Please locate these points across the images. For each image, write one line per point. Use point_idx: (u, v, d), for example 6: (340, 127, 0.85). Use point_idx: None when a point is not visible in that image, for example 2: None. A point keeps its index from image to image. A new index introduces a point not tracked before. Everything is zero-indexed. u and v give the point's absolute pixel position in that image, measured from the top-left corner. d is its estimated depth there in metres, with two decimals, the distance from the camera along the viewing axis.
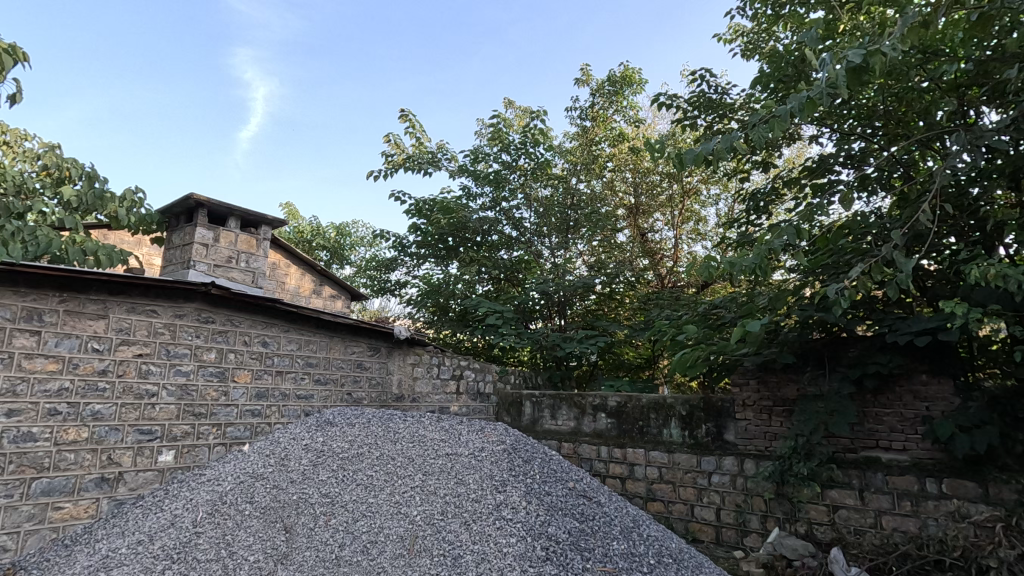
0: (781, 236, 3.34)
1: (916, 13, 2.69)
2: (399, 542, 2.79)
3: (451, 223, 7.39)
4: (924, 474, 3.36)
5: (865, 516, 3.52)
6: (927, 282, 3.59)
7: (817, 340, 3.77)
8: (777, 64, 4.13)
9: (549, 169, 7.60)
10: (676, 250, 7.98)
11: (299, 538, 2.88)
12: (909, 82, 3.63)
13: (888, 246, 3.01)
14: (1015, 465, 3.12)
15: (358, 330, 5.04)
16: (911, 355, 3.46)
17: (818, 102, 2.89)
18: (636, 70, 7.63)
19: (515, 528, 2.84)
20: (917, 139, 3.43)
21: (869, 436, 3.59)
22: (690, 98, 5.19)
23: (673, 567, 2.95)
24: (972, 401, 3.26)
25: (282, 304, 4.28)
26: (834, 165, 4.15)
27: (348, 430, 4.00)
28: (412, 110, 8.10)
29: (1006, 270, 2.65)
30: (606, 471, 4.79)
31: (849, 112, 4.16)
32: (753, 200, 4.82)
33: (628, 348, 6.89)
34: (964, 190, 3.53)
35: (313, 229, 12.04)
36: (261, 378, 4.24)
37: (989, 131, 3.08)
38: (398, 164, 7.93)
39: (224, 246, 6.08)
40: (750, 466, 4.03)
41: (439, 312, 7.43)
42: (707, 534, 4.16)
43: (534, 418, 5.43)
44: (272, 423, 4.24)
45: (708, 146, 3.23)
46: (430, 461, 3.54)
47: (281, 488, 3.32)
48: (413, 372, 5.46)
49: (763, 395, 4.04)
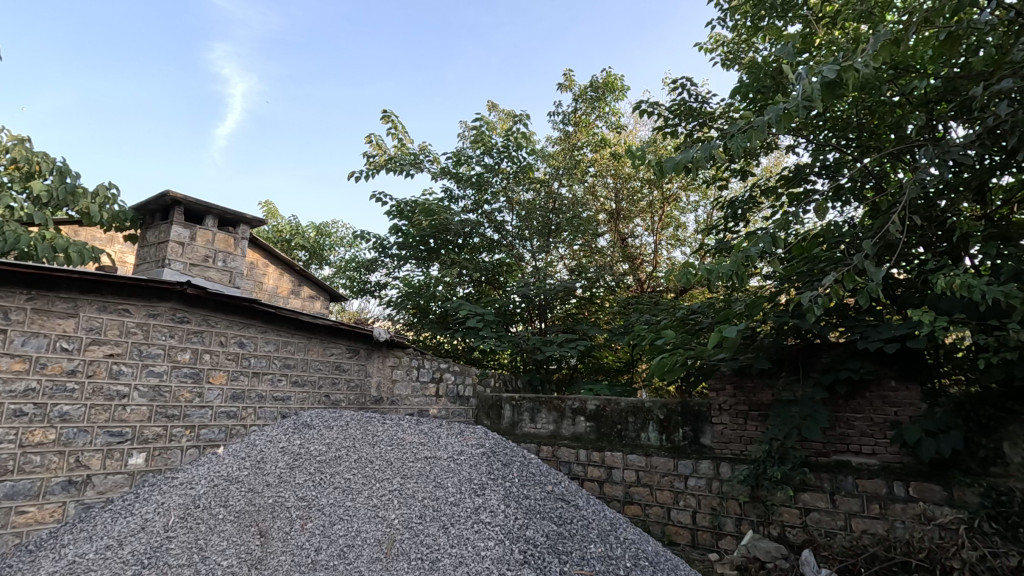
0: (757, 244, 3.41)
1: (887, 31, 2.79)
2: (376, 545, 2.77)
3: (433, 225, 7.35)
4: (893, 478, 3.45)
5: (835, 518, 3.60)
6: (896, 291, 3.68)
7: (792, 346, 3.85)
8: (756, 75, 4.25)
9: (531, 172, 7.69)
10: (655, 255, 8.03)
11: (275, 542, 2.84)
12: (882, 97, 3.73)
13: (859, 255, 3.09)
14: (978, 468, 3.23)
15: (337, 332, 4.99)
16: (881, 361, 3.56)
17: (794, 114, 2.96)
18: (618, 77, 7.77)
19: (493, 531, 2.84)
20: (889, 152, 3.56)
21: (840, 440, 3.67)
22: (671, 106, 5.26)
23: (650, 569, 2.99)
24: (939, 407, 3.36)
25: (260, 304, 4.23)
26: (810, 175, 4.26)
27: (325, 433, 3.96)
28: (395, 111, 8.08)
29: (971, 281, 2.74)
30: (584, 474, 4.82)
31: (825, 124, 4.25)
32: (732, 207, 4.92)
33: (608, 351, 6.92)
34: (932, 202, 3.61)
35: (292, 229, 11.85)
36: (237, 379, 4.16)
37: (956, 146, 3.17)
38: (379, 165, 7.88)
39: (201, 245, 5.98)
40: (726, 470, 4.09)
41: (420, 313, 7.42)
42: (683, 537, 4.21)
43: (514, 422, 5.44)
44: (247, 425, 4.17)
45: (687, 155, 3.28)
46: (408, 464, 3.52)
47: (257, 491, 3.28)
48: (392, 374, 5.44)
49: (739, 399, 4.10)
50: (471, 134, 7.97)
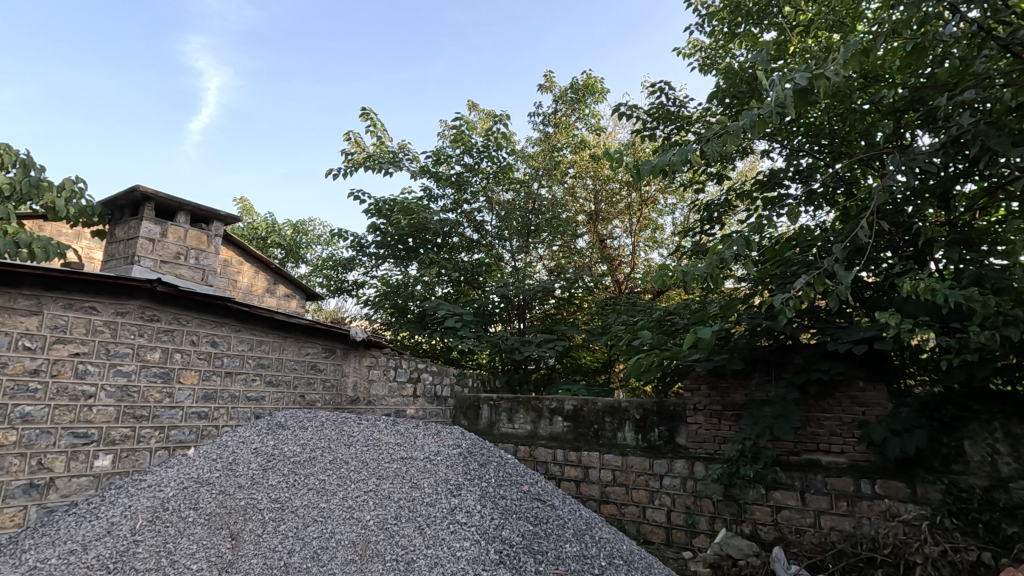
0: (731, 247, 3.47)
1: (857, 41, 2.87)
2: (350, 547, 2.74)
3: (412, 224, 7.30)
4: (860, 476, 3.54)
5: (805, 516, 3.68)
6: (866, 294, 3.78)
7: (765, 347, 3.93)
8: (732, 81, 4.32)
9: (511, 173, 7.69)
10: (633, 257, 8.07)
11: (246, 544, 2.79)
12: (853, 104, 3.83)
13: (829, 259, 3.17)
14: (941, 466, 3.33)
15: (313, 331, 4.93)
16: (851, 362, 3.65)
17: (767, 120, 3.01)
18: (598, 79, 7.83)
19: (469, 532, 2.83)
20: (859, 158, 3.65)
21: (811, 440, 3.75)
22: (650, 110, 5.32)
23: (624, 568, 3.01)
24: (905, 407, 3.46)
25: (234, 303, 4.15)
26: (784, 180, 4.36)
27: (300, 434, 3.90)
28: (374, 109, 8.03)
29: (935, 285, 2.83)
30: (561, 474, 4.85)
31: (799, 129, 4.34)
32: (708, 210, 5.00)
33: (586, 351, 6.94)
34: (900, 208, 3.72)
35: (268, 227, 11.65)
36: (209, 379, 4.08)
37: (922, 154, 3.26)
38: (357, 163, 7.79)
39: (173, 242, 5.84)
40: (700, 469, 4.15)
41: (398, 313, 7.37)
42: (658, 536, 4.26)
43: (491, 422, 5.43)
44: (219, 426, 4.09)
45: (663, 158, 3.32)
46: (384, 465, 3.50)
47: (228, 493, 3.22)
48: (368, 374, 5.39)
49: (713, 399, 4.17)
50: (451, 134, 7.94)
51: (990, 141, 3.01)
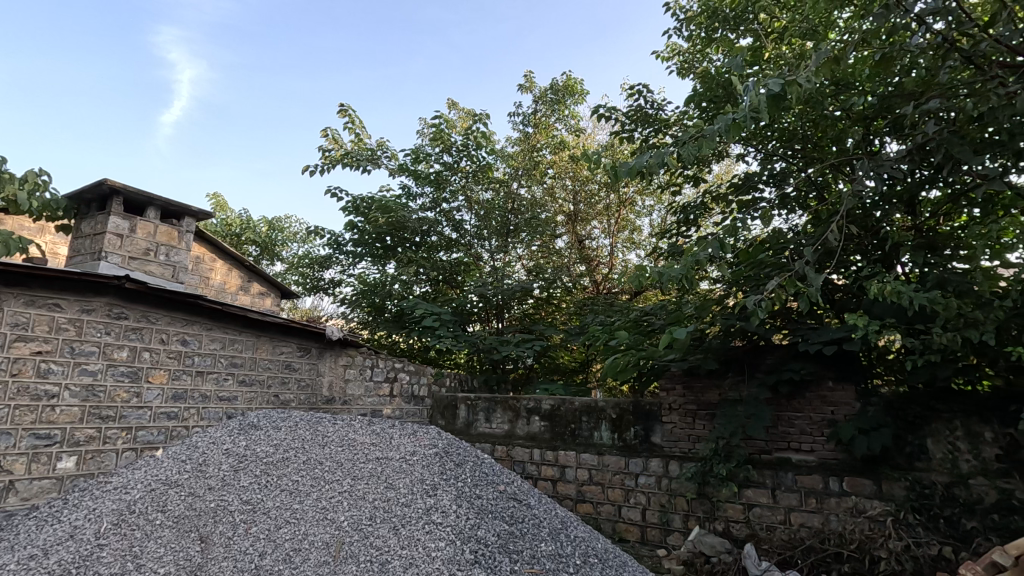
0: (706, 249, 3.52)
1: (827, 49, 2.94)
2: (324, 548, 2.70)
3: (390, 222, 7.24)
4: (828, 473, 3.63)
5: (775, 513, 3.76)
6: (835, 295, 3.87)
7: (738, 348, 3.99)
8: (709, 85, 4.40)
9: (490, 172, 7.69)
10: (611, 257, 8.11)
11: (216, 547, 2.73)
12: (824, 111, 3.92)
13: (801, 261, 3.24)
14: (905, 463, 3.44)
15: (288, 330, 4.85)
16: (821, 362, 3.74)
17: (742, 125, 3.06)
18: (578, 80, 7.87)
19: (444, 532, 2.82)
20: (830, 163, 3.74)
21: (782, 438, 3.83)
22: (628, 112, 5.37)
23: (598, 566, 3.04)
24: (872, 406, 3.56)
25: (205, 301, 4.06)
26: (758, 183, 4.45)
27: (273, 434, 3.84)
28: (352, 105, 7.94)
29: (900, 287, 2.91)
30: (538, 473, 4.86)
31: (773, 134, 4.42)
32: (685, 212, 5.08)
33: (563, 351, 6.97)
34: (868, 213, 3.82)
35: (242, 223, 11.43)
36: (179, 379, 3.99)
37: (890, 160, 3.34)
38: (335, 160, 7.70)
39: (142, 238, 5.69)
40: (674, 468, 4.20)
41: (375, 312, 7.30)
42: (633, 534, 4.30)
43: (468, 421, 5.42)
44: (189, 426, 4.00)
45: (640, 160, 3.35)
46: (359, 465, 3.46)
47: (198, 495, 3.15)
48: (344, 373, 5.32)
49: (688, 399, 4.23)
50: (431, 132, 7.89)
51: (953, 149, 3.12)
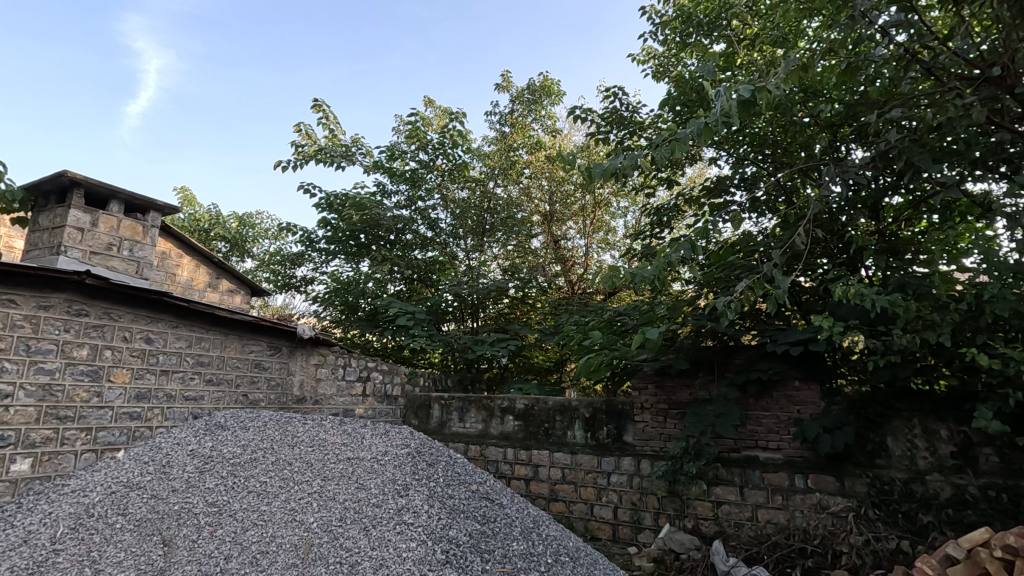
0: (678, 250, 3.58)
1: (796, 57, 3.01)
2: (292, 550, 2.65)
3: (364, 220, 7.16)
4: (794, 471, 3.72)
5: (743, 510, 3.84)
6: (802, 297, 3.96)
7: (709, 348, 4.06)
8: (683, 89, 4.48)
9: (466, 170, 7.67)
10: (586, 258, 8.13)
11: (180, 551, 2.66)
12: (793, 117, 4.01)
13: (769, 264, 3.31)
14: (866, 461, 3.55)
15: (258, 328, 4.76)
16: (788, 363, 3.83)
17: (713, 129, 3.11)
18: (554, 81, 7.91)
19: (415, 532, 2.80)
20: (798, 168, 3.83)
21: (750, 437, 3.92)
22: (604, 114, 5.42)
23: (569, 565, 3.06)
24: (836, 405, 3.67)
25: (171, 297, 3.95)
26: (730, 187, 4.55)
27: (241, 434, 3.76)
28: (327, 101, 7.82)
29: (863, 290, 3.01)
30: (511, 473, 4.87)
31: (744, 139, 4.51)
32: (658, 214, 5.16)
33: (538, 351, 6.98)
34: (834, 217, 3.92)
35: (212, 218, 11.16)
36: (142, 378, 3.87)
37: (854, 166, 3.44)
38: (308, 156, 7.57)
39: (104, 232, 5.51)
40: (646, 466, 4.26)
41: (348, 311, 7.21)
42: (605, 532, 4.34)
43: (442, 421, 5.40)
44: (153, 427, 3.89)
45: (614, 162, 3.38)
46: (330, 466, 3.41)
47: (161, 497, 3.06)
48: (316, 373, 5.24)
49: (659, 398, 4.29)
50: (406, 129, 7.83)
51: (914, 157, 3.23)
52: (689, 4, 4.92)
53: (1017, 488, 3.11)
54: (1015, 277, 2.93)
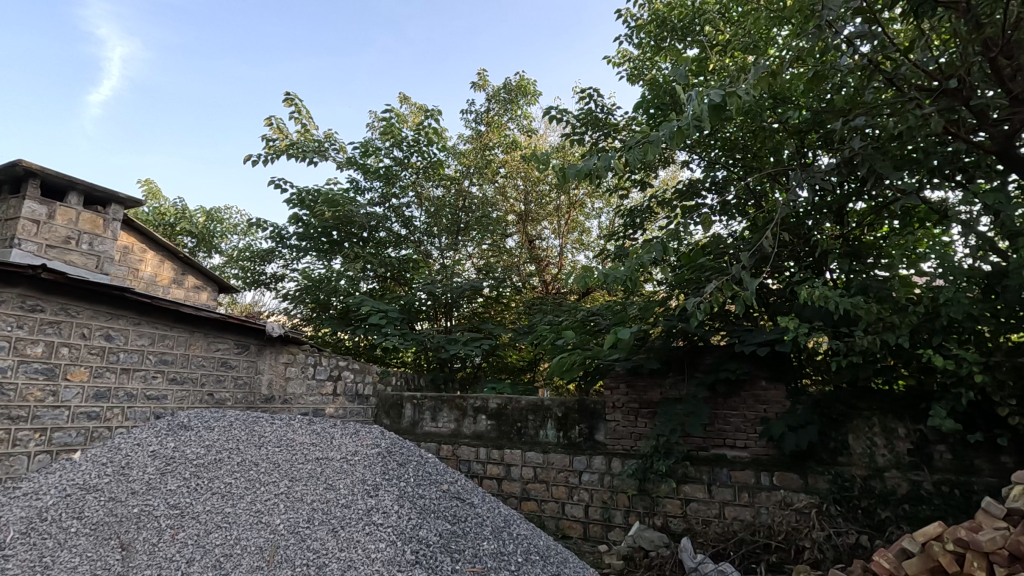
0: (650, 252, 3.62)
1: (765, 65, 3.08)
2: (257, 553, 2.60)
3: (337, 217, 7.06)
4: (760, 469, 3.81)
5: (711, 508, 3.91)
6: (770, 299, 4.05)
7: (680, 348, 4.12)
8: (657, 93, 4.55)
9: (441, 169, 7.64)
10: (560, 258, 8.14)
11: (138, 555, 2.57)
12: (763, 123, 4.10)
13: (738, 266, 3.37)
14: (829, 458, 3.65)
15: (225, 326, 4.65)
16: (755, 363, 3.92)
17: (685, 133, 3.15)
18: (531, 81, 7.93)
19: (385, 532, 2.77)
20: (767, 173, 3.92)
21: (718, 435, 3.99)
22: (579, 115, 5.44)
23: (540, 564, 3.06)
24: (800, 404, 3.76)
25: (133, 293, 3.82)
26: (701, 190, 4.62)
27: (205, 435, 3.66)
28: (299, 94, 7.68)
29: (828, 293, 3.09)
30: (483, 472, 4.86)
31: (716, 143, 4.59)
32: (631, 216, 5.23)
33: (512, 350, 6.98)
34: (801, 221, 4.02)
35: (177, 213, 10.84)
36: (102, 377, 3.73)
37: (820, 172, 3.54)
38: (279, 151, 7.42)
39: (62, 225, 5.30)
40: (617, 465, 4.30)
41: (319, 308, 7.11)
42: (576, 530, 4.36)
43: (414, 420, 5.35)
44: (112, 427, 3.76)
45: (588, 163, 3.40)
46: (298, 466, 3.35)
47: (119, 500, 2.96)
48: (285, 372, 5.14)
49: (631, 397, 4.34)
50: (381, 126, 7.75)
51: (876, 165, 3.34)
52: (663, 9, 4.99)
53: (969, 484, 3.25)
54: (969, 281, 3.06)
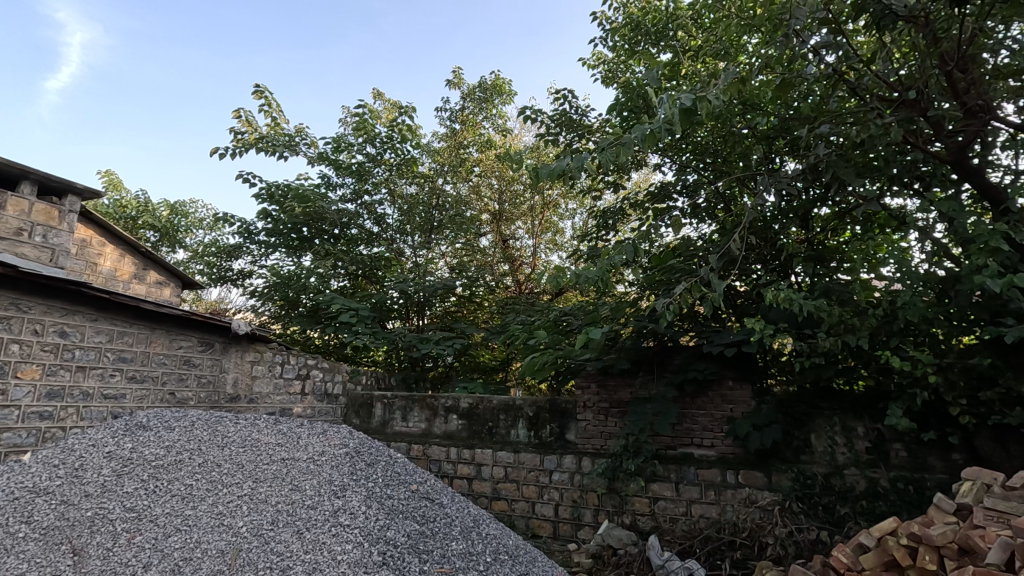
0: (621, 253, 3.66)
1: (734, 71, 3.14)
2: (218, 557, 2.52)
3: (307, 213, 6.89)
4: (726, 467, 3.88)
5: (678, 506, 3.97)
6: (737, 301, 4.14)
7: (650, 348, 4.18)
8: (631, 96, 4.59)
9: (415, 166, 7.60)
10: (534, 258, 8.12)
11: (91, 560, 2.48)
12: (732, 128, 4.18)
13: (707, 268, 3.43)
14: (792, 456, 3.75)
15: (188, 323, 4.51)
16: (722, 363, 4.00)
17: (657, 135, 3.19)
18: (506, 81, 7.93)
19: (352, 534, 2.73)
20: (736, 178, 4.01)
21: (686, 434, 4.06)
22: (554, 115, 5.46)
23: (509, 563, 3.06)
24: (765, 404, 3.86)
25: (90, 289, 3.67)
26: (673, 193, 4.66)
27: (165, 435, 3.55)
28: (269, 87, 7.51)
29: (792, 295, 3.17)
30: (454, 472, 4.83)
31: (687, 147, 4.67)
32: (604, 217, 5.28)
33: (484, 350, 6.96)
34: (768, 224, 4.10)
35: (140, 205, 10.47)
36: (55, 375, 3.57)
37: (786, 177, 3.63)
38: (248, 144, 7.24)
39: (13, 216, 5.06)
40: (587, 464, 4.33)
41: (288, 306, 6.99)
42: (546, 529, 4.38)
43: (384, 420, 5.29)
44: (66, 427, 3.60)
45: (561, 163, 3.41)
46: (262, 467, 3.27)
47: (72, 503, 2.84)
48: (251, 370, 5.02)
49: (601, 397, 4.38)
50: (353, 121, 7.64)
51: (840, 171, 3.44)
52: (637, 13, 5.04)
53: (923, 480, 3.38)
54: (925, 285, 3.17)
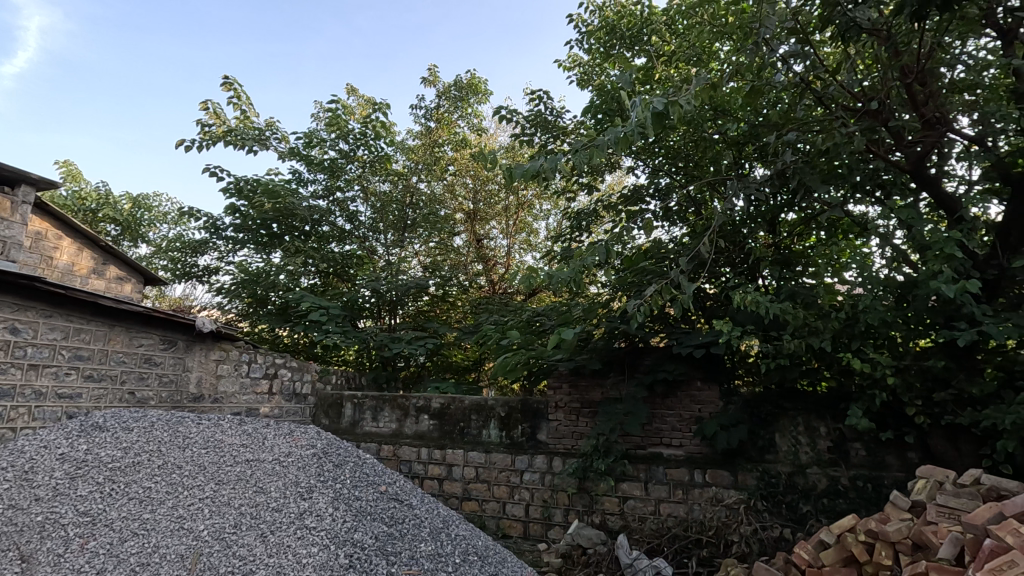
0: (594, 254, 3.69)
1: (706, 76, 3.19)
2: (177, 561, 2.45)
3: (277, 208, 6.77)
4: (694, 466, 3.95)
5: (647, 505, 4.01)
6: (706, 303, 4.22)
7: (621, 349, 4.22)
8: (605, 99, 4.67)
9: (388, 163, 7.57)
10: (507, 258, 7.98)
11: (40, 568, 2.38)
12: (704, 133, 4.25)
13: (678, 271, 3.48)
14: (757, 456, 3.83)
15: (149, 320, 4.37)
16: (691, 364, 4.06)
17: (630, 139, 3.22)
18: (482, 80, 7.91)
19: (317, 536, 2.67)
20: (707, 182, 4.08)
21: (655, 434, 4.12)
22: (529, 115, 5.46)
23: (477, 564, 3.05)
24: (732, 404, 3.94)
25: (44, 283, 3.51)
26: (646, 196, 4.74)
27: (123, 436, 3.42)
28: (239, 80, 7.33)
29: (759, 298, 3.24)
30: (425, 472, 4.79)
31: (660, 151, 4.74)
32: (578, 219, 5.32)
33: (456, 349, 6.91)
34: (738, 228, 4.17)
35: (100, 198, 10.09)
36: (5, 373, 3.41)
37: (755, 183, 3.71)
38: (216, 137, 7.05)
39: None
40: (558, 464, 4.34)
41: (257, 304, 6.86)
42: (516, 529, 4.38)
43: (354, 420, 5.22)
44: (16, 428, 3.44)
45: (535, 164, 3.41)
46: (226, 469, 3.19)
47: (21, 508, 2.74)
48: (216, 369, 4.88)
49: (573, 397, 4.40)
50: (326, 116, 7.52)
51: (806, 178, 3.53)
52: (613, 16, 5.08)
53: (880, 478, 3.50)
54: (885, 290, 3.27)
